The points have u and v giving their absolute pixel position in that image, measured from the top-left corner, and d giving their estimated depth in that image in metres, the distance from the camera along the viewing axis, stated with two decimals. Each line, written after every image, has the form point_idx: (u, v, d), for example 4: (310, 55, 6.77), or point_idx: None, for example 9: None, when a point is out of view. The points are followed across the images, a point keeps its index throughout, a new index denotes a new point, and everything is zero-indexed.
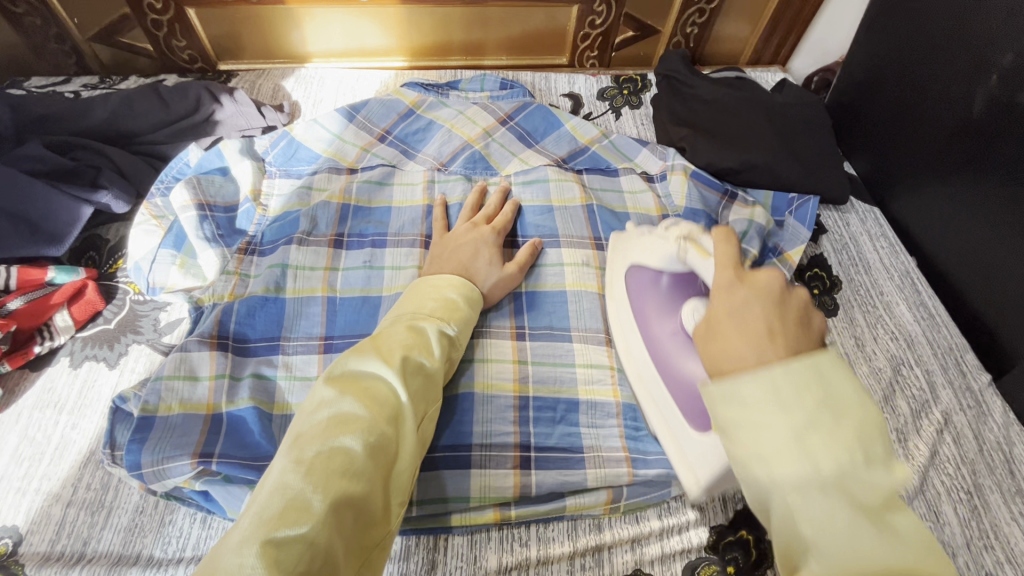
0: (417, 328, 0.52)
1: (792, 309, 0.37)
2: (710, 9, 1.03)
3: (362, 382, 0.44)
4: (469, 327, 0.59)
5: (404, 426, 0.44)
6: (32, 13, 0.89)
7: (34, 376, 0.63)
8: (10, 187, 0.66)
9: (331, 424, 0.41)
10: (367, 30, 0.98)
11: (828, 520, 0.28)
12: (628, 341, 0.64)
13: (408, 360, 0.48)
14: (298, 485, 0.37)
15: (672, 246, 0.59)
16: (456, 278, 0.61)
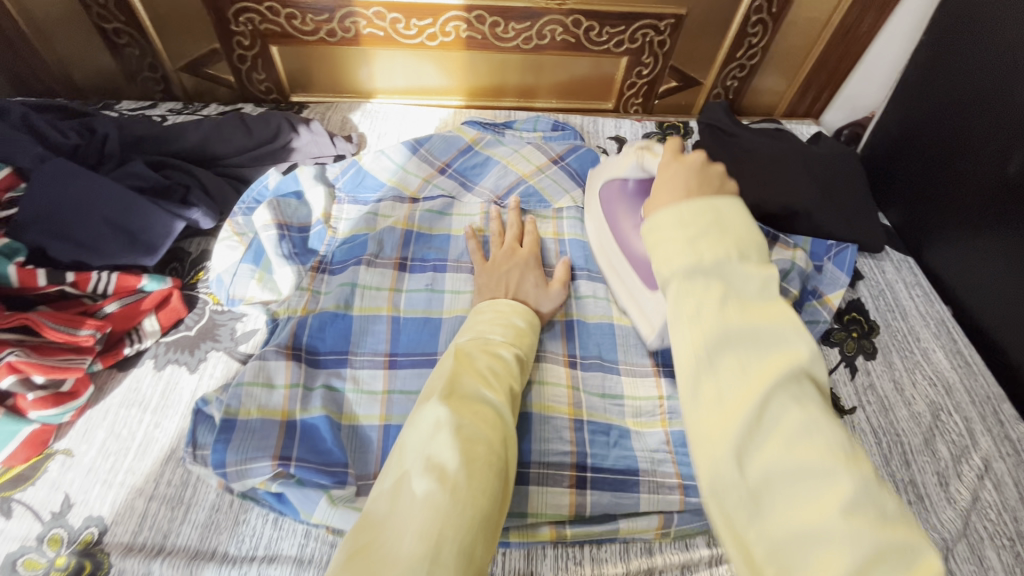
0: (497, 353, 0.55)
1: (709, 175, 0.53)
2: (750, 65, 1.10)
3: (470, 403, 0.47)
4: (534, 352, 0.61)
5: (511, 444, 0.47)
6: (132, 44, 0.98)
7: (122, 376, 0.68)
8: (115, 200, 0.71)
9: (458, 444, 0.43)
10: (429, 70, 1.06)
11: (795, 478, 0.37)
12: (598, 220, 0.79)
13: (500, 382, 0.51)
14: (446, 503, 0.39)
15: (633, 155, 0.74)
16: (516, 302, 0.63)
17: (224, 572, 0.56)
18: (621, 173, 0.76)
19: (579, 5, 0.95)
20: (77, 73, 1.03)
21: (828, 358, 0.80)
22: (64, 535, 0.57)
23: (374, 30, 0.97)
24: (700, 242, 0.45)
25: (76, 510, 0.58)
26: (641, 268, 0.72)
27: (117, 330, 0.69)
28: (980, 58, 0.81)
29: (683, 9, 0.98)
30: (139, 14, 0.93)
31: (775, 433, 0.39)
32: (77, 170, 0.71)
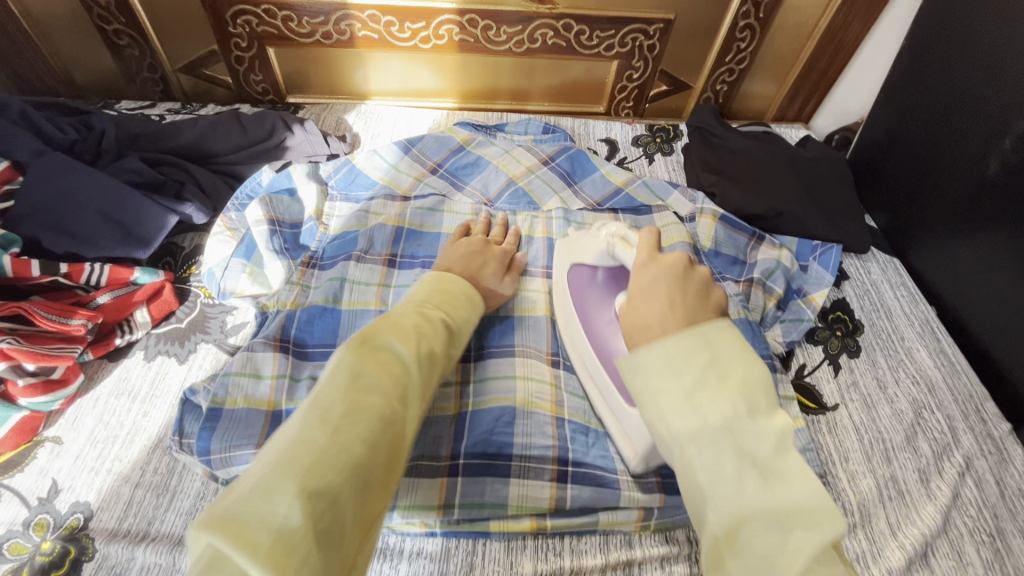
0: (427, 313, 0.52)
1: (691, 284, 0.48)
2: (740, 69, 1.11)
3: (378, 352, 0.43)
4: (470, 327, 0.58)
5: (414, 404, 0.43)
6: (132, 45, 1.00)
7: (112, 366, 0.69)
8: (109, 194, 0.72)
9: (350, 390, 0.40)
10: (422, 73, 1.08)
11: (716, 465, 0.36)
12: (571, 325, 0.71)
13: (420, 339, 0.47)
14: (322, 441, 0.36)
15: (604, 242, 0.68)
16: (461, 279, 0.62)
17: None
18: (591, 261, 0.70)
19: (570, 10, 0.97)
20: (78, 73, 1.05)
21: (812, 357, 0.80)
22: (49, 520, 0.58)
23: (369, 33, 0.99)
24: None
25: (62, 496, 0.59)
26: (617, 378, 0.64)
27: (109, 321, 0.70)
28: (961, 61, 0.83)
29: (672, 14, 1.00)
30: (139, 16, 0.95)
31: (729, 440, 0.36)
32: (75, 164, 0.72)
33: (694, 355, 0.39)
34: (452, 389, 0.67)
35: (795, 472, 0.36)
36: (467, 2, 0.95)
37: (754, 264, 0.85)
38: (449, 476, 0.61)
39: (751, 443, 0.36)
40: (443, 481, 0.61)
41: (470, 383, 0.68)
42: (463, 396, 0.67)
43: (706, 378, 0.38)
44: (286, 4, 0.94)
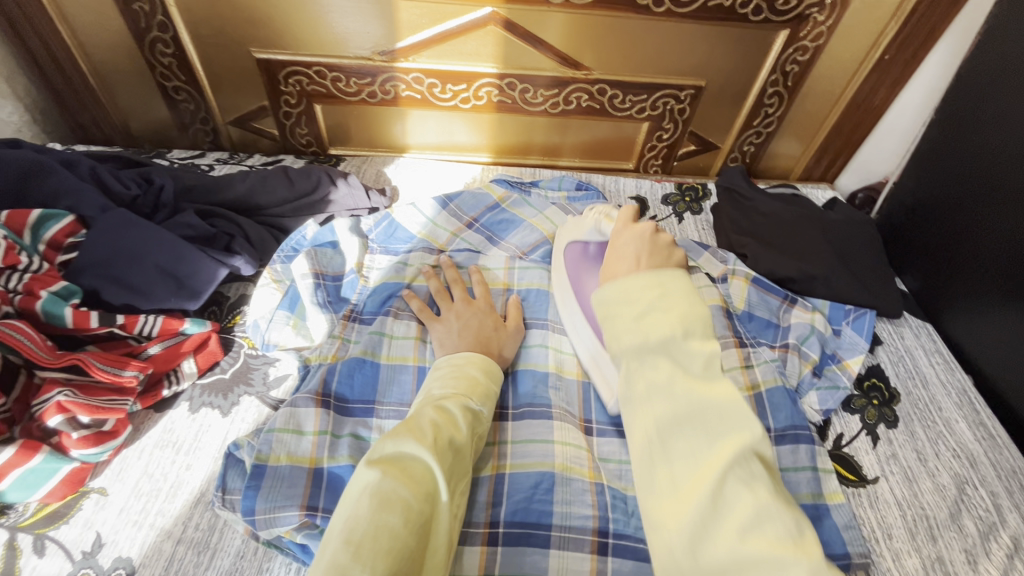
0: (444, 407, 0.57)
1: (660, 244, 0.66)
2: (767, 132, 1.14)
3: (399, 463, 0.49)
4: (492, 399, 0.64)
5: (438, 502, 0.50)
6: (188, 100, 1.06)
7: (158, 417, 0.70)
8: (165, 247, 0.74)
9: (373, 505, 0.46)
10: (458, 129, 1.12)
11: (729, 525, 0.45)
12: (576, 325, 0.78)
13: (440, 436, 0.53)
14: (348, 563, 0.42)
15: (593, 223, 0.85)
16: (475, 353, 0.67)
17: None
18: (583, 238, 0.85)
19: (605, 76, 1.01)
20: (134, 122, 1.10)
21: (849, 426, 0.79)
22: None
23: (412, 93, 1.04)
24: (691, 428, 0.50)
25: (105, 550, 0.60)
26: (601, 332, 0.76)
27: (157, 372, 0.71)
28: (989, 138, 0.85)
29: (703, 81, 1.03)
30: (197, 73, 1.00)
31: (721, 483, 0.46)
32: (135, 219, 0.75)
33: (687, 398, 0.51)
34: (489, 449, 0.68)
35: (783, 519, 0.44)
36: (507, 67, 1.00)
37: (787, 328, 0.86)
38: (488, 544, 0.61)
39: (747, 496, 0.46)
40: (482, 549, 0.60)
41: (507, 444, 0.69)
42: (500, 456, 0.67)
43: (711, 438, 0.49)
44: (336, 67, 0.99)
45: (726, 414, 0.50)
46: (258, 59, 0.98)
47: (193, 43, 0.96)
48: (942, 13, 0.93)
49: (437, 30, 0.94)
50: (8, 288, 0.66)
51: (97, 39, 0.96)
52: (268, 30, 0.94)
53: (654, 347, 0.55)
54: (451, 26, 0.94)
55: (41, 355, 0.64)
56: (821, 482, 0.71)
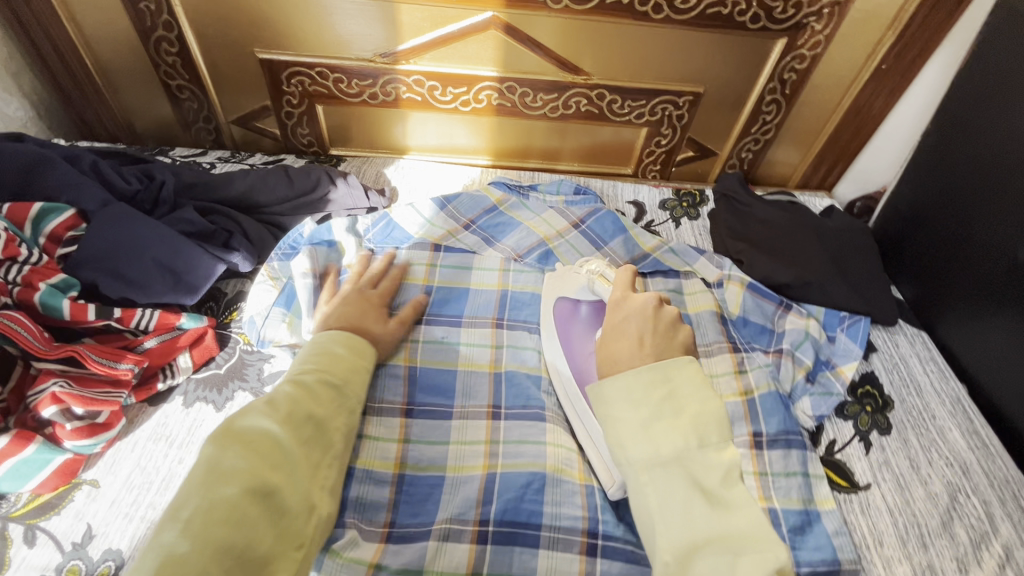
0: (300, 382, 0.59)
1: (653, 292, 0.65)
2: (765, 139, 1.15)
3: (241, 437, 0.50)
4: (357, 375, 0.65)
5: (286, 472, 0.51)
6: (191, 98, 1.07)
7: (152, 410, 0.71)
8: (164, 242, 0.75)
9: (207, 479, 0.47)
10: (458, 132, 1.12)
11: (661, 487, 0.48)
12: (556, 361, 0.75)
13: (295, 410, 0.55)
14: (181, 542, 0.43)
15: (585, 278, 0.78)
16: (340, 332, 0.67)
17: None
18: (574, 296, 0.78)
19: (604, 81, 1.02)
20: (138, 120, 1.12)
21: (841, 432, 0.79)
22: (82, 567, 0.58)
23: (412, 95, 1.05)
24: (656, 421, 0.51)
25: (96, 542, 0.60)
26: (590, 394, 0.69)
27: (153, 366, 0.72)
28: (985, 147, 0.85)
29: (701, 87, 1.04)
30: (201, 72, 1.02)
31: (680, 469, 0.48)
32: (135, 214, 0.75)
33: (656, 384, 0.53)
34: (481, 449, 0.69)
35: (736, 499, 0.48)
36: (507, 71, 1.01)
37: (781, 334, 0.86)
38: (477, 542, 0.61)
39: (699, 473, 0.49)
40: (470, 547, 0.61)
41: (499, 444, 0.70)
42: (492, 455, 0.68)
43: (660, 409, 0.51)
44: (338, 68, 1.00)
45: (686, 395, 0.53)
46: (261, 59, 0.99)
47: (197, 42, 0.97)
48: (939, 22, 0.94)
49: (438, 33, 0.95)
50: (7, 280, 0.67)
51: (103, 37, 0.98)
52: (272, 31, 0.96)
53: (647, 375, 0.53)
54: (452, 29, 0.94)
55: (37, 346, 0.64)
56: (811, 488, 0.71)
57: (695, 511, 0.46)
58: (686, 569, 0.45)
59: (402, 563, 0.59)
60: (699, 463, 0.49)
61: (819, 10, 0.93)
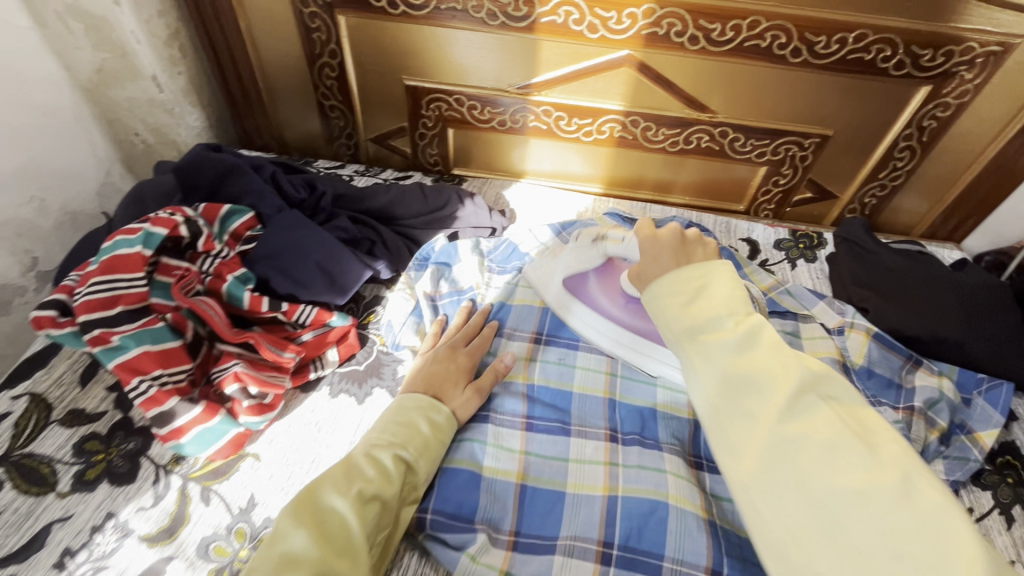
0: (375, 458, 0.63)
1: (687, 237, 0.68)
2: (892, 185, 1.11)
3: (317, 520, 0.56)
4: (432, 451, 0.67)
5: (351, 561, 0.55)
6: (340, 117, 1.18)
7: (302, 397, 0.78)
8: (324, 248, 0.83)
9: (281, 562, 0.52)
10: (573, 160, 1.17)
11: (823, 458, 0.46)
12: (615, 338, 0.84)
13: (363, 489, 0.59)
14: None
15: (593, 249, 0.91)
16: (424, 399, 0.70)
17: None
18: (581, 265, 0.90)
19: (729, 120, 1.03)
20: (290, 132, 1.25)
21: (980, 502, 0.75)
22: (247, 530, 0.65)
23: (539, 124, 1.11)
24: (696, 301, 0.58)
25: (258, 509, 0.67)
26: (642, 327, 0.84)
27: (307, 356, 0.80)
28: None
29: (830, 130, 1.03)
30: (353, 95, 1.13)
31: (708, 334, 0.55)
32: (302, 219, 0.85)
33: (689, 280, 0.59)
34: (601, 469, 0.71)
35: (772, 362, 0.51)
36: (633, 106, 1.05)
37: (911, 390, 0.83)
38: (601, 563, 0.63)
39: (750, 341, 0.53)
40: (595, 567, 0.63)
41: (619, 466, 0.71)
42: (612, 478, 0.70)
43: (688, 300, 0.58)
44: (474, 96, 1.08)
45: (718, 309, 0.56)
46: (408, 86, 1.08)
47: (355, 68, 1.08)
48: None
49: (573, 68, 1.01)
50: (202, 270, 0.78)
51: (275, 61, 1.11)
52: (419, 60, 1.05)
53: (694, 291, 0.58)
54: (587, 64, 0.99)
55: (223, 328, 0.74)
56: None
57: (729, 353, 0.53)
58: (766, 486, 0.48)
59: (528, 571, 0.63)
60: (791, 415, 0.49)
61: (971, 59, 0.90)
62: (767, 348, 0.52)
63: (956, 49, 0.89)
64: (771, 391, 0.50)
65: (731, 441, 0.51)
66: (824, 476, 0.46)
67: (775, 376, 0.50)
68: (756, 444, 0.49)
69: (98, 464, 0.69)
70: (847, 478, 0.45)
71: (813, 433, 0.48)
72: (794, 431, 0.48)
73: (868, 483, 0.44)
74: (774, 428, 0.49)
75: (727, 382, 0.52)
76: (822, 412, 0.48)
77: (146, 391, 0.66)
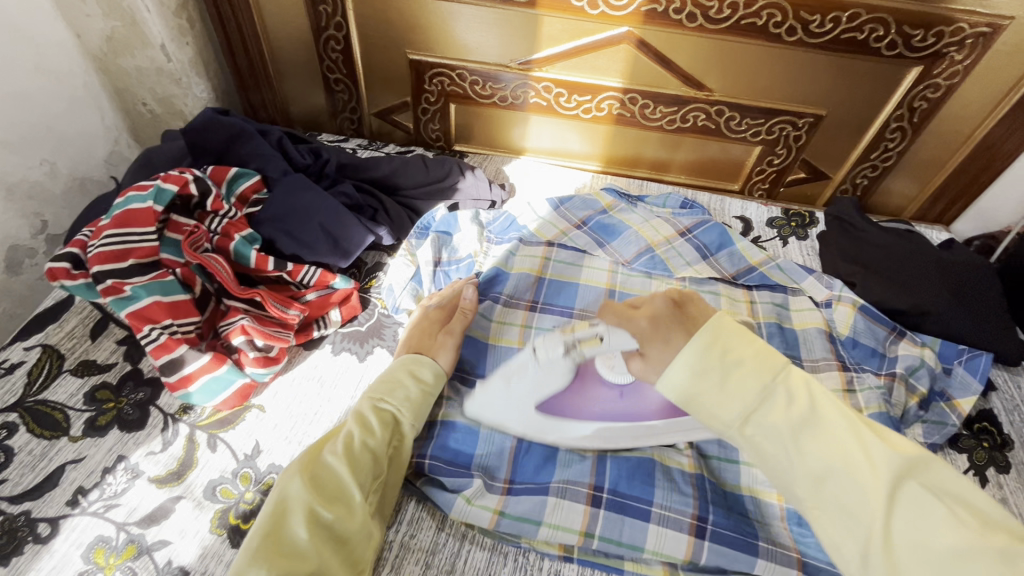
0: (360, 415, 0.66)
1: None
2: (884, 166, 1.14)
3: (311, 475, 0.60)
4: (416, 403, 0.68)
5: (349, 509, 0.58)
6: (344, 91, 1.20)
7: (306, 353, 0.81)
8: (329, 213, 0.86)
9: (283, 512, 0.56)
10: (572, 137, 1.20)
11: (925, 528, 0.45)
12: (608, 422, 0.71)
13: (352, 444, 0.62)
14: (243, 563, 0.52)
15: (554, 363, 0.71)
16: (406, 357, 0.72)
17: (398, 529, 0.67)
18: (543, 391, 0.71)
19: (725, 99, 1.06)
20: (294, 106, 1.27)
21: (955, 463, 0.79)
22: (252, 474, 0.68)
23: (540, 100, 1.13)
24: (733, 377, 0.50)
25: (263, 456, 0.70)
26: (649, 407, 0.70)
27: (310, 316, 0.83)
28: None
29: (823, 110, 1.05)
30: (357, 69, 1.15)
31: (767, 425, 0.49)
32: (307, 184, 0.87)
33: (713, 349, 0.51)
34: None
35: (838, 437, 0.48)
36: (632, 83, 1.07)
37: (893, 359, 0.86)
38: (592, 505, 0.66)
39: (806, 414, 0.49)
40: (586, 508, 0.66)
41: None
42: None
43: (730, 372, 0.50)
44: (477, 71, 1.10)
45: (756, 378, 0.50)
46: (411, 60, 1.10)
47: (359, 42, 1.10)
48: None
49: (574, 44, 1.03)
50: (211, 229, 0.81)
51: (281, 34, 1.13)
52: (423, 34, 1.07)
53: (730, 367, 0.50)
54: (588, 41, 1.01)
55: (231, 284, 0.77)
56: None
57: (799, 441, 0.48)
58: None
59: (519, 510, 0.66)
60: (874, 491, 0.46)
61: (961, 40, 0.92)
62: (829, 419, 0.49)
63: (947, 30, 0.91)
64: (858, 480, 0.47)
65: (835, 540, 0.48)
66: (933, 549, 0.44)
67: (846, 455, 0.48)
68: (857, 533, 0.46)
69: (110, 412, 0.72)
70: (957, 546, 0.44)
71: (909, 505, 0.46)
72: (887, 512, 0.46)
73: (971, 542, 0.44)
74: (872, 513, 0.46)
75: (811, 474, 0.48)
76: (906, 480, 0.47)
77: (157, 339, 0.68)
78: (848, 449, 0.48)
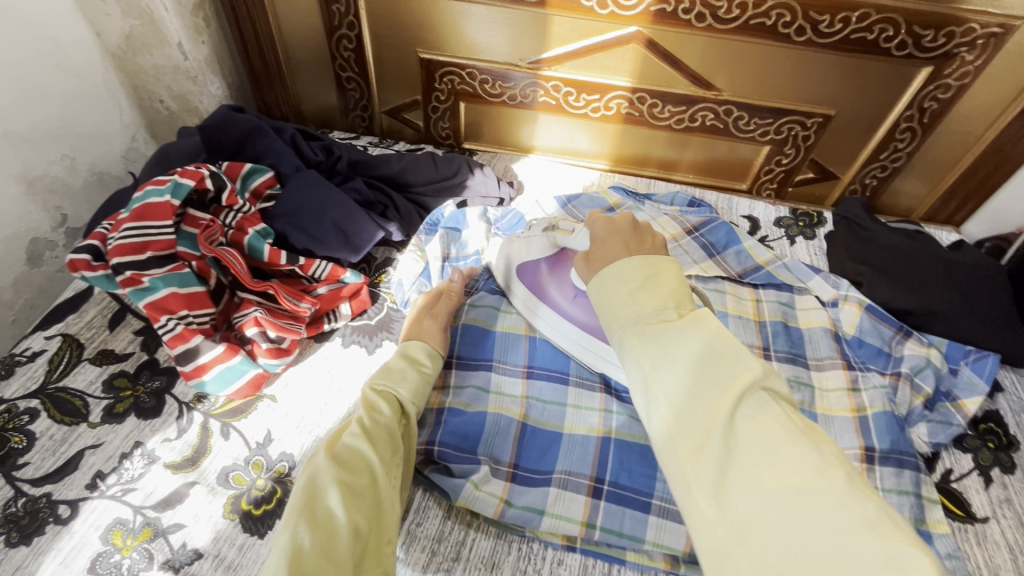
0: (368, 400, 0.67)
1: None
2: (893, 167, 1.14)
3: (334, 457, 0.60)
4: (420, 387, 0.70)
5: (377, 482, 0.60)
6: (355, 89, 1.22)
7: (316, 346, 0.83)
8: (341, 209, 0.87)
9: (311, 489, 0.57)
10: (580, 136, 1.21)
11: (765, 445, 0.43)
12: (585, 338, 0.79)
13: (366, 427, 0.63)
14: (287, 539, 0.52)
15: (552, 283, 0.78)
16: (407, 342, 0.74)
17: (409, 518, 0.68)
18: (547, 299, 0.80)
19: (733, 98, 1.06)
20: (306, 104, 1.29)
21: (960, 463, 0.79)
22: (263, 462, 0.70)
23: (548, 99, 1.14)
24: (643, 290, 0.53)
25: (274, 444, 0.72)
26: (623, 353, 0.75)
27: (321, 310, 0.84)
28: None
29: (832, 110, 1.05)
30: (369, 68, 1.16)
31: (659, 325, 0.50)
32: (319, 180, 0.89)
33: (641, 270, 0.54)
34: (596, 414, 0.74)
35: (729, 354, 0.48)
36: (641, 82, 1.08)
37: (899, 358, 0.86)
38: (592, 496, 0.68)
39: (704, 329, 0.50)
40: (586, 500, 0.68)
41: (613, 411, 0.75)
42: (606, 422, 0.74)
43: (643, 286, 0.53)
44: (486, 70, 1.11)
45: (658, 292, 0.53)
46: (422, 59, 1.12)
47: (371, 41, 1.12)
48: None
49: (582, 44, 1.03)
50: (225, 223, 0.83)
51: (294, 33, 1.15)
52: (434, 33, 1.08)
53: (638, 283, 0.54)
54: (597, 40, 1.02)
55: (245, 277, 0.79)
56: (924, 510, 0.71)
57: (686, 342, 0.48)
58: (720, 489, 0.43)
59: (524, 500, 0.68)
60: (742, 402, 0.45)
61: (972, 40, 0.92)
62: (718, 338, 0.49)
63: (958, 30, 0.91)
64: (720, 384, 0.46)
65: (671, 442, 0.47)
66: (760, 456, 0.43)
67: (733, 368, 0.47)
68: (691, 431, 0.45)
69: (126, 399, 0.74)
70: (805, 465, 0.42)
71: (755, 415, 0.45)
72: (735, 420, 0.45)
73: (809, 459, 0.42)
74: (700, 414, 0.46)
75: (682, 378, 0.47)
76: (767, 405, 0.45)
77: (174, 329, 0.71)
78: (736, 364, 0.47)
